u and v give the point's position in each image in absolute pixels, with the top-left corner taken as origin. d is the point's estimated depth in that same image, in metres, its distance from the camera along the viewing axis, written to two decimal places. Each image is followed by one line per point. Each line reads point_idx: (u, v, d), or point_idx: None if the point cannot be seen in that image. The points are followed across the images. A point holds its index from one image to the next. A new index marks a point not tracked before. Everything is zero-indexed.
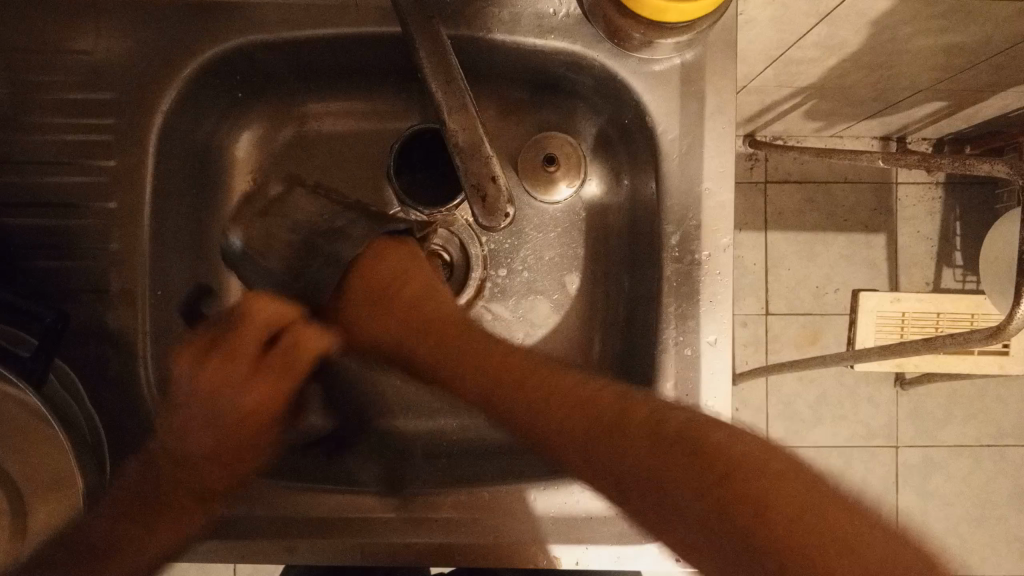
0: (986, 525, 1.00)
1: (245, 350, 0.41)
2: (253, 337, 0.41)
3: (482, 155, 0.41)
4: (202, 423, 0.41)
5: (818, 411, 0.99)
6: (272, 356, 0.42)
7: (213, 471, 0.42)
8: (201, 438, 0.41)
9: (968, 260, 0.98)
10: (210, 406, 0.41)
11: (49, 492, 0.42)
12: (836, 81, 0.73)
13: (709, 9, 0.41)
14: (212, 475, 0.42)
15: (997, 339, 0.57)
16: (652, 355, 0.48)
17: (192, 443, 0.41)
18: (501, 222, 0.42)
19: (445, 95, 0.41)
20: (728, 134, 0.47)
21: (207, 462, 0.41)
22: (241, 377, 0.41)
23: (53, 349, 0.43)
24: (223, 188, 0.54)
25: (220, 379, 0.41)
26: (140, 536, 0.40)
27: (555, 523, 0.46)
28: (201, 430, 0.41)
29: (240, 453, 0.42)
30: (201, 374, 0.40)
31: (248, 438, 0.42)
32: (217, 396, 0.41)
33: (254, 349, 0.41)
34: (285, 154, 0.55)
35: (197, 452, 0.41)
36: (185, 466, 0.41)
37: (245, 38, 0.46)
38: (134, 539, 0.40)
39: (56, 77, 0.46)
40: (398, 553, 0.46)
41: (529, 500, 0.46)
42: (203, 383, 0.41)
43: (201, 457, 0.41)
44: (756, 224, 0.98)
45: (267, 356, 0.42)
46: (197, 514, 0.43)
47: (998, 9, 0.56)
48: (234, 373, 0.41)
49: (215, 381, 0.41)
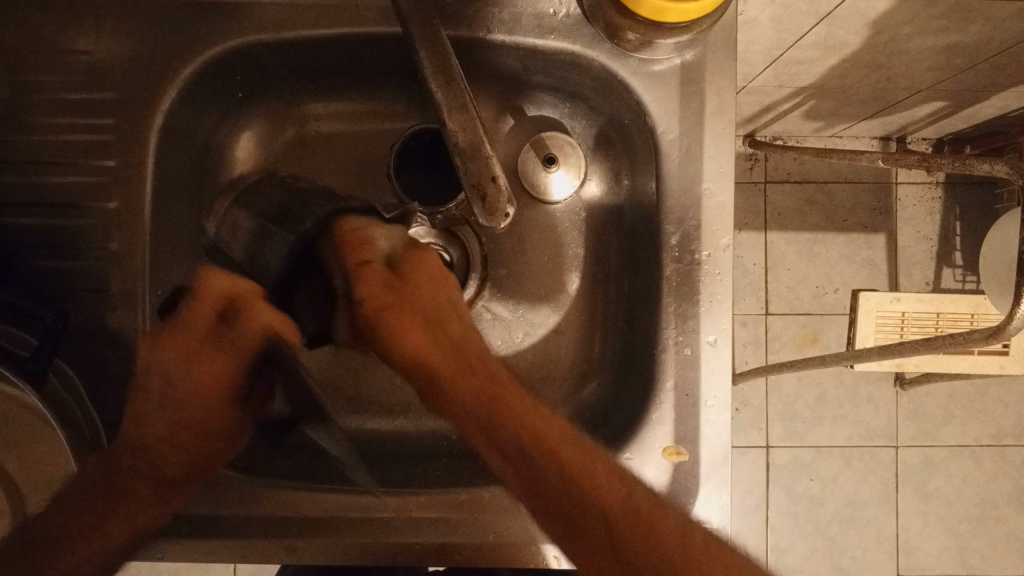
0: (985, 525, 1.00)
1: (199, 325, 0.40)
2: (205, 312, 0.40)
3: (482, 156, 0.41)
4: (160, 401, 0.41)
5: (818, 411, 0.99)
6: (226, 335, 0.40)
7: (168, 449, 0.42)
8: (158, 416, 0.41)
9: (967, 260, 0.98)
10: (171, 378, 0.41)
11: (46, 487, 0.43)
12: (836, 81, 0.73)
13: (708, 9, 0.41)
14: (164, 452, 0.42)
15: (997, 339, 0.57)
16: (652, 355, 0.48)
17: (150, 417, 0.41)
18: (501, 221, 0.42)
19: (445, 96, 0.41)
20: (727, 134, 0.47)
21: (162, 445, 0.41)
22: (195, 353, 0.41)
23: (54, 347, 0.42)
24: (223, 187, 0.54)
25: (177, 353, 0.40)
26: (96, 530, 0.40)
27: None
28: (158, 411, 0.41)
29: (201, 430, 0.42)
30: (159, 346, 0.40)
31: (206, 413, 0.42)
32: (173, 370, 0.40)
33: (208, 325, 0.40)
34: (285, 153, 0.55)
35: (158, 428, 0.41)
36: (144, 443, 0.41)
37: (245, 39, 0.46)
38: (91, 530, 0.40)
39: (56, 77, 0.46)
40: (398, 552, 0.46)
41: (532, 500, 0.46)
42: (155, 357, 0.40)
43: (162, 434, 0.41)
44: (756, 224, 0.98)
45: (222, 334, 0.40)
46: (155, 504, 0.42)
47: (998, 9, 0.56)
48: (192, 351, 0.41)
49: (168, 354, 0.40)
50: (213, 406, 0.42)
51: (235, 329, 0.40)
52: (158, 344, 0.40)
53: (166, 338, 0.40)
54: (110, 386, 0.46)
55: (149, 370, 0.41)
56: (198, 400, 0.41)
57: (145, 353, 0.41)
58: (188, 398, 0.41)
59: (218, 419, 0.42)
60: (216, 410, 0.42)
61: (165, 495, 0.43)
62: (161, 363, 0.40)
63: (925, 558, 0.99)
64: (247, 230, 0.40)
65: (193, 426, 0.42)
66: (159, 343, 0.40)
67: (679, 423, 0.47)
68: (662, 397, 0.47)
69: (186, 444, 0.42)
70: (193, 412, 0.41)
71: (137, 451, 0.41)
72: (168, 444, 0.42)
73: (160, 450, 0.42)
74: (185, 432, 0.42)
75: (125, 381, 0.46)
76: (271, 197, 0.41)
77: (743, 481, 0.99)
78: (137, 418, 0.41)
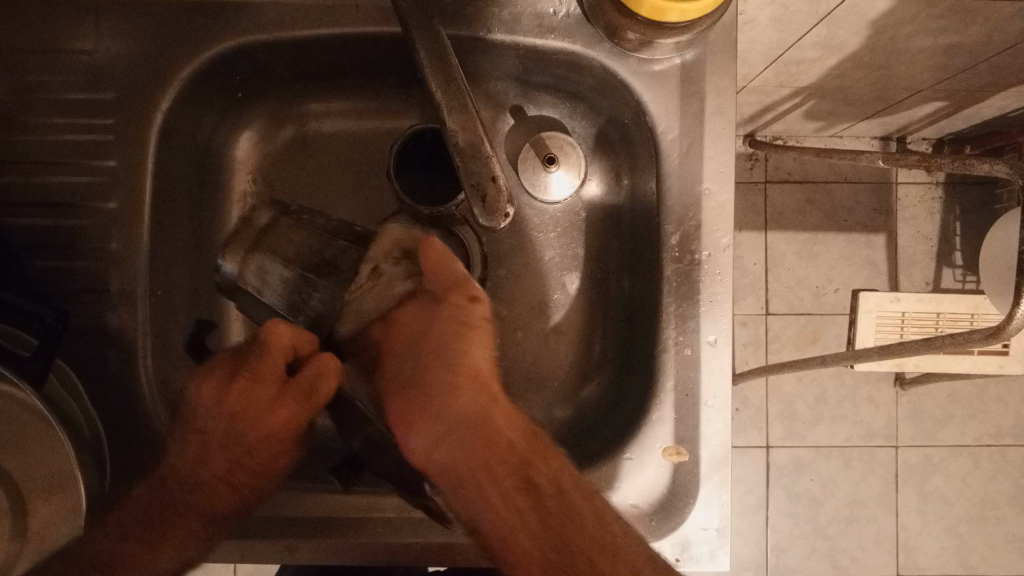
0: (985, 525, 1.00)
1: (270, 375, 0.43)
2: (275, 363, 0.43)
3: (482, 155, 0.41)
4: (221, 444, 0.43)
5: (818, 411, 0.99)
6: (291, 383, 0.43)
7: (223, 485, 0.43)
8: (220, 454, 0.43)
9: (968, 259, 0.98)
10: (232, 423, 0.43)
11: (52, 488, 0.42)
12: (836, 81, 0.73)
13: (709, 9, 0.41)
14: (216, 489, 0.43)
15: (997, 339, 0.57)
16: (652, 355, 0.48)
17: (209, 457, 0.43)
18: (501, 222, 0.42)
19: (445, 96, 0.41)
20: (727, 134, 0.47)
21: (219, 483, 0.43)
22: (263, 402, 0.43)
23: (54, 347, 0.42)
24: (224, 188, 0.54)
25: (245, 398, 0.43)
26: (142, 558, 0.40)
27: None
28: (219, 451, 0.43)
29: (257, 469, 0.44)
30: (225, 393, 0.43)
31: (265, 455, 0.44)
32: (238, 415, 0.43)
33: (277, 375, 0.43)
34: (284, 153, 0.55)
35: (214, 468, 0.43)
36: (201, 479, 0.43)
37: (244, 39, 0.46)
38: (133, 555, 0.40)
39: (56, 77, 0.46)
40: (398, 552, 0.46)
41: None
42: (220, 401, 0.43)
43: (219, 471, 0.43)
44: (756, 224, 0.98)
45: (289, 383, 0.43)
46: (204, 535, 0.43)
47: (998, 9, 0.56)
48: (258, 399, 0.43)
49: (233, 400, 0.43)
50: (270, 448, 0.44)
51: (306, 380, 0.43)
52: (222, 386, 0.43)
53: (233, 384, 0.43)
54: (110, 386, 0.46)
55: (209, 415, 0.43)
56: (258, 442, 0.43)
57: (205, 397, 0.43)
58: (249, 441, 0.43)
59: (273, 460, 0.44)
60: (272, 448, 0.44)
61: (210, 527, 0.43)
62: (226, 409, 0.42)
63: (925, 558, 0.99)
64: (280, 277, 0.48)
65: (249, 466, 0.44)
66: (226, 390, 0.43)
67: (679, 423, 0.47)
68: (662, 396, 0.47)
69: (240, 480, 0.44)
70: (250, 454, 0.43)
71: (189, 485, 0.42)
72: (223, 481, 0.43)
73: (213, 486, 0.43)
74: (241, 469, 0.43)
75: (125, 380, 0.46)
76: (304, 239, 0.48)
77: (743, 481, 0.99)
78: (192, 458, 0.43)
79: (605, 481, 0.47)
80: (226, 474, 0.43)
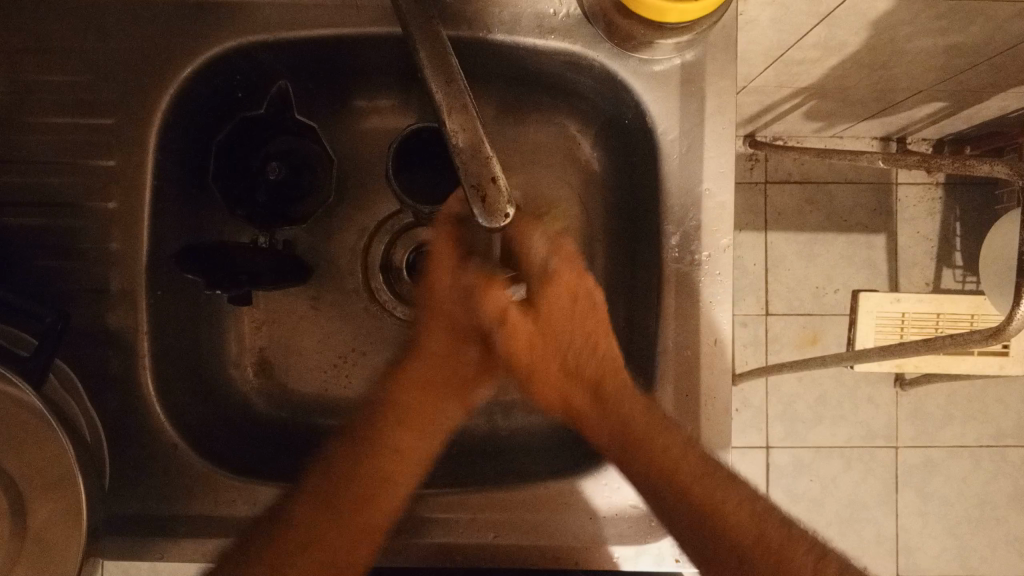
0: (986, 525, 1.00)
1: (259, 317, 0.55)
2: (262, 311, 0.55)
3: (482, 155, 0.39)
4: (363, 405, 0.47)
5: (818, 412, 0.99)
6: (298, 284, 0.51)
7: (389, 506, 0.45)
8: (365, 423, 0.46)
9: (968, 260, 0.98)
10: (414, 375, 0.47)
11: (51, 491, 0.39)
12: (836, 81, 0.73)
13: (709, 10, 0.40)
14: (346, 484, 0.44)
15: (997, 339, 0.57)
16: (654, 358, 0.48)
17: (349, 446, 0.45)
18: (501, 222, 0.40)
19: (445, 95, 0.40)
20: (728, 134, 0.47)
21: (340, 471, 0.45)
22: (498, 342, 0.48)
23: (53, 348, 0.41)
24: (213, 164, 0.52)
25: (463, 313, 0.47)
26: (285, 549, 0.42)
27: (569, 527, 0.46)
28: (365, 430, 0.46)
29: (352, 471, 0.45)
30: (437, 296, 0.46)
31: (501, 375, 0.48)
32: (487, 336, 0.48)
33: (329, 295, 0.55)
34: (266, 127, 0.53)
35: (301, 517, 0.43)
36: (362, 453, 0.45)
37: (245, 39, 0.46)
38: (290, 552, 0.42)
39: (54, 76, 0.46)
40: (401, 552, 0.47)
41: (562, 495, 0.46)
42: (433, 321, 0.47)
43: (369, 443, 0.45)
44: (756, 224, 0.98)
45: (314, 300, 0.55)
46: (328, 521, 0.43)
47: (998, 8, 0.56)
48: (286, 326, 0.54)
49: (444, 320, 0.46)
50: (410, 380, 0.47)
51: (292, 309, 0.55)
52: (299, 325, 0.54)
53: (269, 322, 0.54)
54: (111, 386, 0.46)
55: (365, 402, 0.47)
56: (379, 453, 0.45)
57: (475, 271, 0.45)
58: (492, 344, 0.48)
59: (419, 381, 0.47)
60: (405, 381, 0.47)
61: (412, 472, 0.46)
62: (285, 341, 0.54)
63: (926, 558, 0.99)
64: (242, 184, 0.52)
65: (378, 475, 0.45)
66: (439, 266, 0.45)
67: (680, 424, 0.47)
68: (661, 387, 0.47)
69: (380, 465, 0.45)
70: (370, 464, 0.45)
71: (270, 551, 0.42)
72: (321, 527, 0.43)
73: (327, 536, 0.43)
74: (315, 502, 0.44)
75: (125, 381, 0.46)
76: (256, 150, 0.53)
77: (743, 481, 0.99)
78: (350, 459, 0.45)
79: (609, 482, 0.46)
80: (343, 478, 0.44)
